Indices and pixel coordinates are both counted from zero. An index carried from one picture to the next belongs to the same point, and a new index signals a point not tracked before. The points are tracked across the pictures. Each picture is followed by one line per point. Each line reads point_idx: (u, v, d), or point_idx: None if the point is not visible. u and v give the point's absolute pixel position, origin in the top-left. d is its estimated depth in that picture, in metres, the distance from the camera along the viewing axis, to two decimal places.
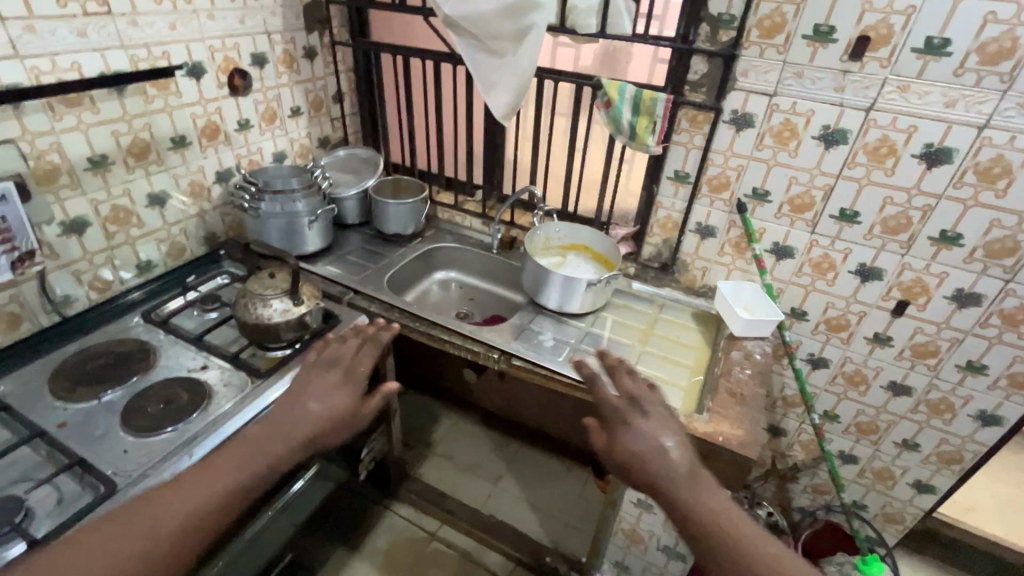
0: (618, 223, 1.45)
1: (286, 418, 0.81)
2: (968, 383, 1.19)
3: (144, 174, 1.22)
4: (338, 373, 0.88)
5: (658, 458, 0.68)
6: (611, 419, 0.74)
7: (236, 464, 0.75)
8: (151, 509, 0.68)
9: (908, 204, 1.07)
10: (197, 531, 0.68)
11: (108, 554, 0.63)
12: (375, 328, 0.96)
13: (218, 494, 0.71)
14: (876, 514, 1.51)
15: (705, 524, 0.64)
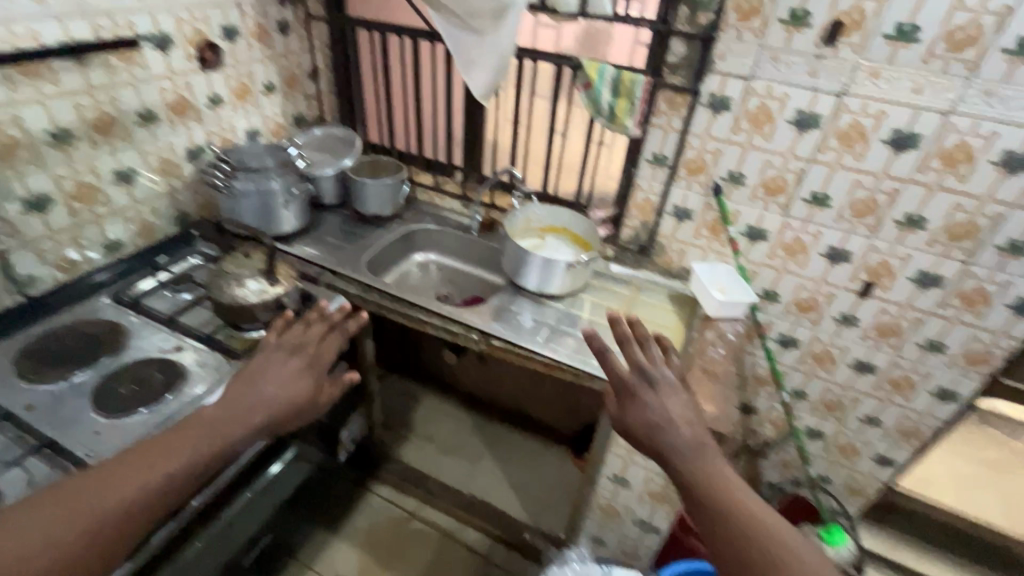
0: (597, 206, 1.46)
1: (246, 402, 0.81)
2: (928, 360, 1.25)
3: (110, 150, 1.18)
4: (302, 359, 0.90)
5: (665, 428, 0.72)
6: (620, 390, 0.77)
7: (187, 448, 0.72)
8: (83, 495, 0.63)
9: (876, 187, 1.10)
10: (137, 517, 0.65)
11: (35, 546, 0.58)
12: (341, 316, 1.00)
13: (163, 480, 0.68)
14: (840, 487, 1.57)
15: (701, 485, 0.67)
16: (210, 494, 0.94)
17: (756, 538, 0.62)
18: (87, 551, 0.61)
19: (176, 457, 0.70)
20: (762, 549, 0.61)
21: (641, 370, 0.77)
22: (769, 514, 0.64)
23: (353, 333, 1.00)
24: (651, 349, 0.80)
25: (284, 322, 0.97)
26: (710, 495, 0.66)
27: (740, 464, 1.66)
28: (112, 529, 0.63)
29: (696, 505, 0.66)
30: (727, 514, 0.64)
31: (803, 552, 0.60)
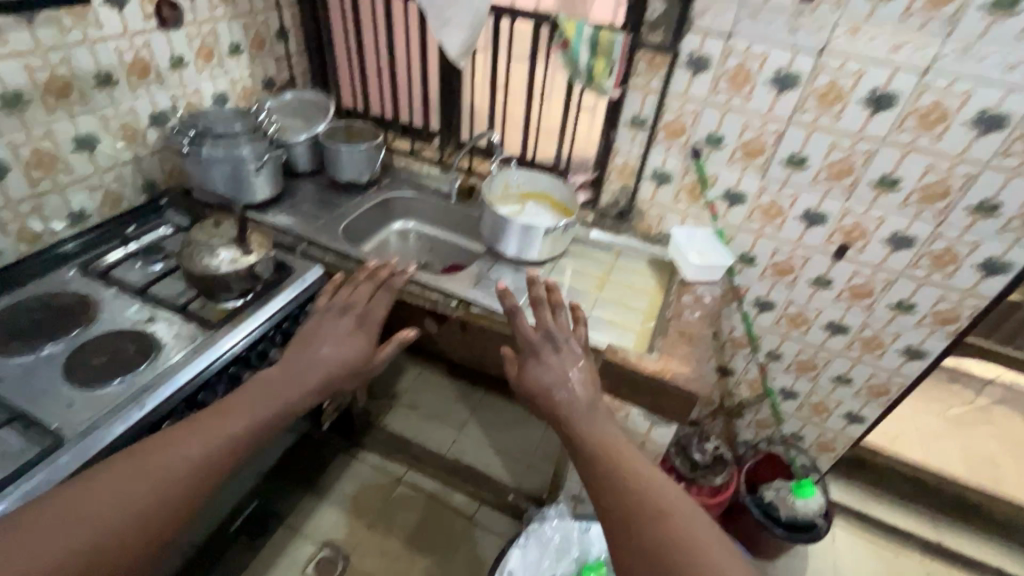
0: (577, 171, 1.44)
1: (302, 363, 0.86)
2: (898, 320, 1.28)
3: (67, 115, 1.13)
4: (351, 319, 0.95)
5: (563, 390, 0.79)
6: (525, 351, 0.86)
7: (250, 409, 0.76)
8: (161, 451, 0.67)
9: (852, 148, 1.10)
10: (211, 469, 0.68)
11: (124, 495, 0.62)
12: (386, 272, 1.02)
13: (231, 436, 0.71)
14: (812, 443, 1.63)
15: (596, 452, 0.69)
16: None
17: (632, 502, 0.62)
18: (170, 499, 0.64)
19: (242, 415, 0.75)
20: (630, 510, 0.61)
21: (548, 333, 0.87)
22: (658, 480, 0.65)
23: (397, 289, 1.02)
24: (561, 315, 0.90)
25: (332, 287, 1.02)
26: (602, 463, 0.68)
27: (717, 424, 1.71)
28: (193, 479, 0.66)
29: (591, 474, 0.68)
30: (614, 481, 0.65)
31: (678, 518, 0.60)
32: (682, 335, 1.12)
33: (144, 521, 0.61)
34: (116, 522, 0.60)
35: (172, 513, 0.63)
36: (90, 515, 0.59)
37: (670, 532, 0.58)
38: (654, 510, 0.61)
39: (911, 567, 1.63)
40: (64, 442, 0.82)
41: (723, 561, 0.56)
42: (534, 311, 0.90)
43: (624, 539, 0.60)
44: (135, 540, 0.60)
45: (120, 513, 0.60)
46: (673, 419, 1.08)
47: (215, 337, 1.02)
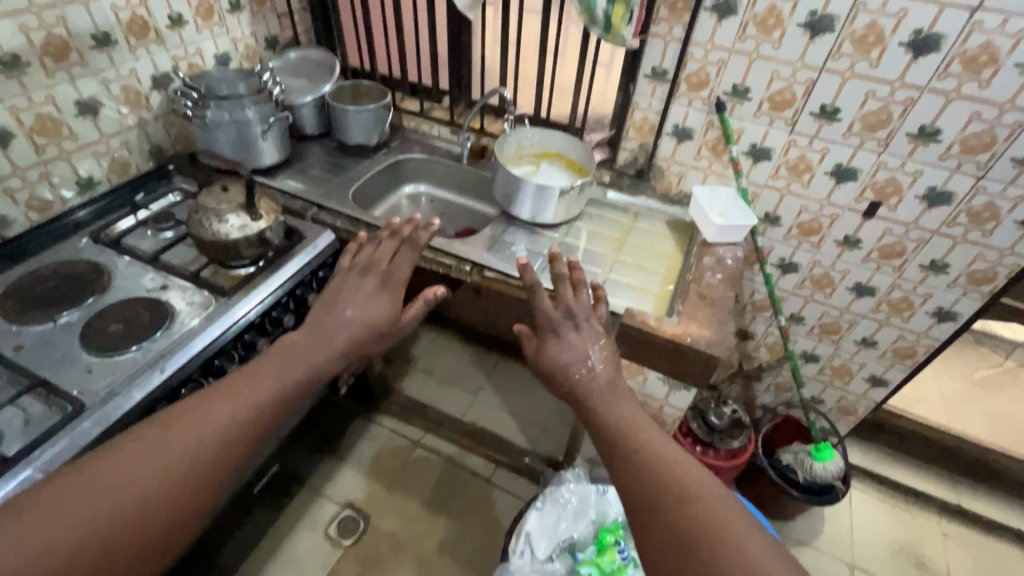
0: (593, 128, 1.38)
1: (325, 327, 0.82)
2: (929, 281, 1.23)
3: (67, 78, 1.10)
4: (374, 279, 0.91)
5: (582, 369, 0.77)
6: (543, 329, 0.85)
7: (273, 377, 0.73)
8: (185, 423, 0.64)
9: (889, 97, 1.03)
10: (237, 441, 0.66)
11: (148, 469, 0.60)
12: (410, 229, 0.99)
13: (255, 406, 0.69)
14: (832, 407, 1.61)
15: (618, 436, 0.67)
16: None
17: (656, 488, 0.59)
18: (196, 473, 0.62)
19: (267, 382, 0.72)
20: (659, 498, 0.58)
21: (568, 311, 0.85)
22: (683, 464, 0.61)
23: (421, 245, 0.98)
24: (583, 294, 0.88)
25: (356, 245, 0.98)
26: (623, 449, 0.65)
27: (735, 387, 1.70)
28: (218, 452, 0.64)
29: (612, 460, 0.65)
30: (636, 465, 0.62)
31: (704, 501, 0.56)
32: (703, 298, 1.08)
33: (171, 496, 0.59)
34: (143, 497, 0.58)
35: (199, 487, 0.61)
36: (115, 490, 0.57)
37: (695, 516, 0.55)
38: (679, 494, 0.58)
39: (929, 529, 1.63)
40: (85, 408, 0.83)
41: (753, 545, 0.53)
42: (554, 286, 0.88)
43: (648, 527, 0.57)
44: (164, 515, 0.59)
45: (146, 488, 0.59)
46: (692, 383, 1.05)
47: (229, 304, 1.01)
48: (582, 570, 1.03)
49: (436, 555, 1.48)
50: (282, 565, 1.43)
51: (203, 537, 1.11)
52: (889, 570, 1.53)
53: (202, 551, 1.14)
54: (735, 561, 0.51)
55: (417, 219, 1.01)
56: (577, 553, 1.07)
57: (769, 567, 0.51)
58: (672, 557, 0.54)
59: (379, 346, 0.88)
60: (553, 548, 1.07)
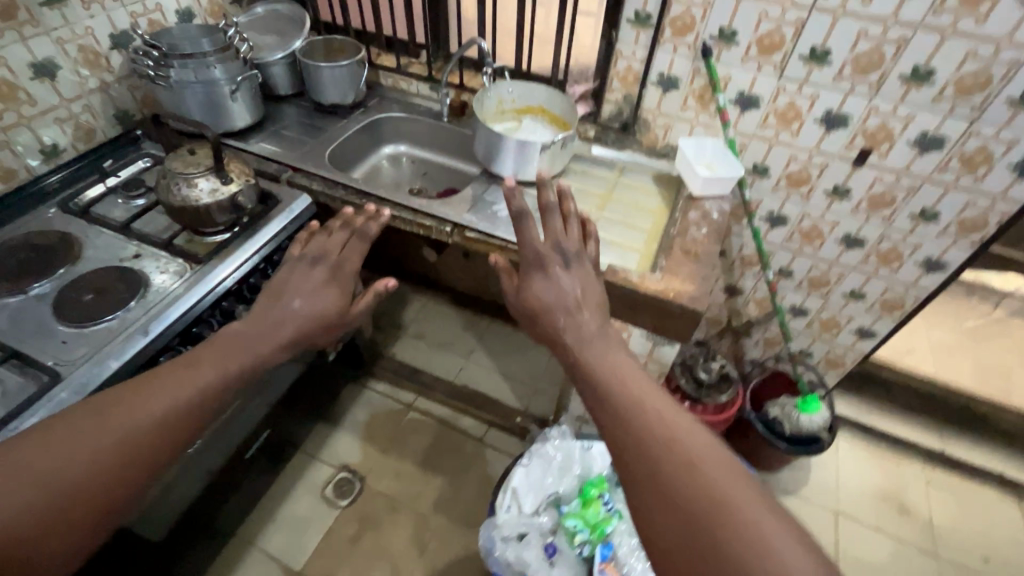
0: (576, 81, 1.33)
1: (271, 320, 0.79)
2: (919, 231, 1.20)
3: (18, 38, 1.04)
4: (323, 271, 0.87)
5: (567, 314, 0.73)
6: (529, 264, 0.81)
7: (217, 363, 0.71)
8: (108, 412, 0.62)
9: (882, 37, 0.98)
10: (170, 432, 0.64)
11: (72, 458, 0.58)
12: (362, 220, 0.96)
13: (187, 399, 0.66)
14: (820, 360, 1.61)
15: (611, 395, 0.62)
16: None
17: (657, 452, 0.56)
18: (124, 464, 0.60)
19: (209, 370, 0.70)
20: (660, 462, 0.55)
21: (556, 245, 0.81)
22: (681, 425, 0.58)
23: (372, 238, 0.95)
24: (570, 228, 0.85)
25: (306, 235, 0.94)
26: (618, 409, 0.60)
27: (724, 343, 1.70)
28: (149, 442, 0.62)
29: (606, 421, 0.60)
30: (633, 429, 0.58)
31: (708, 467, 0.54)
32: (687, 253, 1.06)
33: (96, 487, 0.58)
34: (64, 487, 0.56)
35: (117, 482, 0.59)
36: (36, 478, 0.56)
37: (697, 482, 0.53)
38: (681, 461, 0.55)
39: (912, 475, 1.67)
40: (61, 378, 0.82)
41: (759, 514, 0.50)
42: (543, 219, 0.84)
43: (646, 497, 0.54)
44: (85, 505, 0.57)
45: (69, 477, 0.57)
46: (677, 340, 1.04)
47: (205, 271, 1.00)
48: (567, 522, 1.05)
49: (430, 513, 1.52)
50: (281, 526, 1.46)
51: (195, 502, 1.12)
52: (873, 516, 1.57)
53: (198, 516, 1.16)
54: (744, 533, 0.49)
55: (369, 210, 0.97)
56: (563, 506, 1.11)
57: (778, 537, 0.49)
58: (677, 528, 0.51)
59: (329, 337, 0.88)
60: (540, 501, 1.10)
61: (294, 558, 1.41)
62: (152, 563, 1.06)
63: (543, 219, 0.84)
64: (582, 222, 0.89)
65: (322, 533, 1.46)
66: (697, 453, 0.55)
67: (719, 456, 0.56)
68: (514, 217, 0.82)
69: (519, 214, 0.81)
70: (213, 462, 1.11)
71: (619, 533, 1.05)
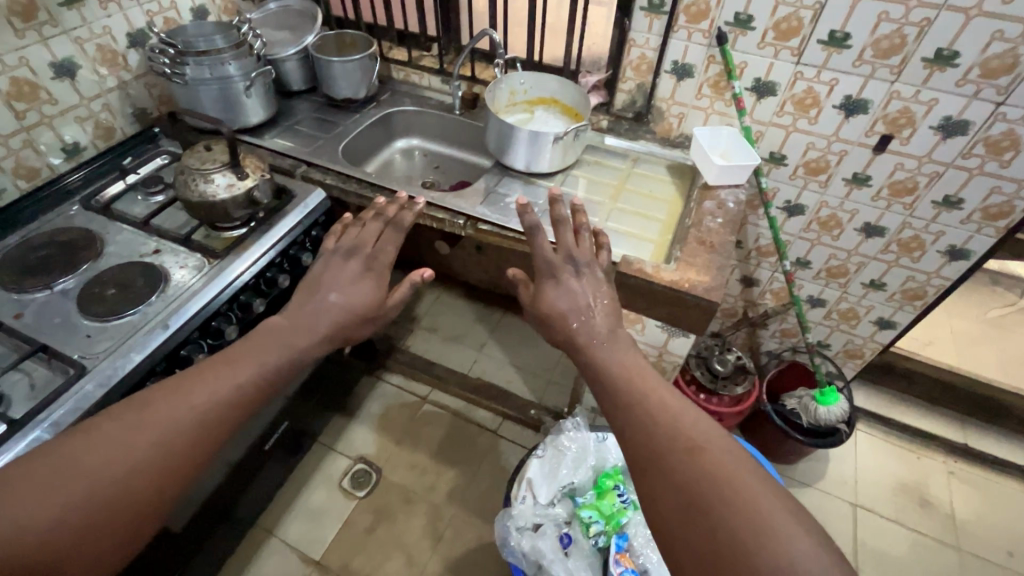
0: (589, 71, 1.31)
1: (306, 315, 0.79)
2: (942, 219, 1.17)
3: (39, 38, 1.06)
4: (359, 263, 0.88)
5: (578, 319, 0.75)
6: (542, 274, 0.82)
7: (254, 359, 0.72)
8: (145, 417, 0.63)
9: (904, 19, 0.95)
10: (208, 433, 0.65)
11: (117, 457, 0.60)
12: (394, 210, 0.98)
13: (219, 403, 0.67)
14: (838, 351, 1.59)
15: (621, 390, 0.65)
16: None
17: (663, 440, 0.58)
18: (164, 464, 0.61)
19: (246, 366, 0.71)
20: (665, 449, 0.57)
21: (569, 255, 0.83)
22: (689, 416, 0.60)
23: (406, 227, 0.96)
24: (584, 237, 0.86)
25: (341, 227, 0.95)
26: (627, 402, 0.63)
27: (740, 335, 1.69)
28: (189, 442, 0.64)
29: (616, 414, 0.63)
30: (640, 421, 0.61)
31: (711, 454, 0.56)
32: (702, 243, 1.05)
33: (139, 486, 0.60)
34: (110, 485, 0.59)
35: (154, 488, 0.61)
36: (84, 476, 0.58)
37: (702, 468, 0.54)
38: (686, 448, 0.57)
39: (933, 468, 1.64)
40: (87, 371, 0.85)
41: (759, 497, 0.52)
42: (555, 230, 0.85)
43: (652, 482, 0.56)
44: (129, 503, 0.59)
45: (115, 476, 0.59)
46: (692, 331, 1.04)
47: (223, 265, 1.01)
48: (582, 512, 1.05)
49: (446, 503, 1.53)
50: (300, 516, 1.49)
51: (216, 491, 1.15)
52: (893, 509, 1.55)
53: (219, 504, 1.19)
54: (744, 514, 0.50)
55: (400, 200, 1.00)
56: (577, 498, 1.10)
57: (778, 520, 0.50)
58: (678, 509, 0.53)
59: (366, 331, 0.87)
60: (555, 492, 1.10)
61: (313, 548, 1.43)
62: (176, 550, 1.09)
63: (554, 233, 0.84)
64: (594, 233, 0.90)
65: (341, 523, 1.48)
66: (703, 442, 0.57)
67: (726, 445, 0.57)
68: (527, 232, 0.84)
69: (532, 226, 0.84)
70: (233, 452, 1.14)
71: (634, 524, 1.05)
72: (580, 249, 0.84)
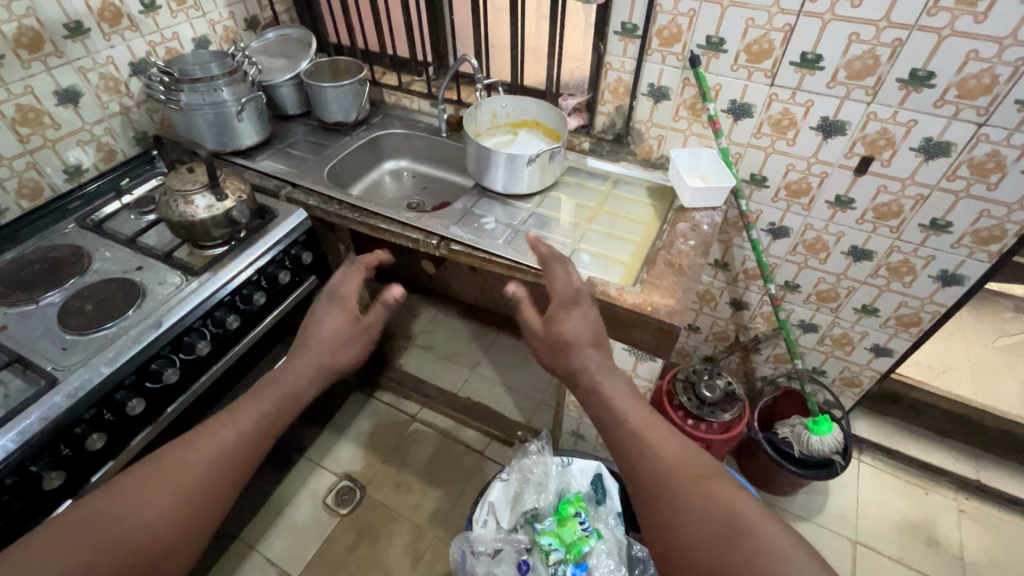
0: (571, 93, 1.33)
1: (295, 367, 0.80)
2: (931, 242, 1.13)
3: (44, 68, 1.14)
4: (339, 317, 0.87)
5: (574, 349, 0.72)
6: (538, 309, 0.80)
7: (250, 399, 0.75)
8: (164, 465, 0.66)
9: (875, 39, 0.93)
10: (220, 475, 0.67)
11: (139, 505, 0.62)
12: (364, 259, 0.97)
13: (217, 451, 0.68)
14: (835, 378, 1.53)
15: (618, 417, 0.66)
16: (186, 402, 1.06)
17: (668, 469, 0.60)
18: (186, 508, 0.63)
19: (250, 421, 0.73)
20: (670, 480, 0.60)
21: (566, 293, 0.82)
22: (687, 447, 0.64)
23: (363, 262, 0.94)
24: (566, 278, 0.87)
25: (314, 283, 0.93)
26: (626, 431, 0.65)
27: (733, 360, 1.64)
28: (200, 488, 0.65)
29: (619, 443, 0.65)
30: (643, 449, 0.63)
31: (712, 481, 0.59)
32: (671, 266, 1.04)
33: (164, 529, 0.61)
34: (135, 530, 0.60)
35: (180, 528, 0.62)
36: (111, 525, 0.60)
37: (706, 495, 0.57)
38: (689, 477, 0.60)
39: (942, 505, 1.55)
40: (58, 382, 0.88)
41: (757, 514, 0.55)
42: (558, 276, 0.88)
43: (660, 512, 0.58)
44: (154, 546, 0.60)
45: (140, 524, 0.61)
46: (660, 356, 1.01)
47: (206, 285, 1.04)
48: (541, 539, 1.01)
49: (427, 524, 1.52)
50: (282, 532, 1.50)
51: None
52: (896, 548, 1.46)
53: None
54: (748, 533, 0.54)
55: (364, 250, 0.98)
56: (538, 524, 1.06)
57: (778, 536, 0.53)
58: (688, 533, 0.56)
59: None
60: (517, 519, 1.07)
61: (293, 564, 1.43)
62: None
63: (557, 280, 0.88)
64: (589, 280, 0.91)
65: (322, 540, 1.48)
66: (704, 471, 0.60)
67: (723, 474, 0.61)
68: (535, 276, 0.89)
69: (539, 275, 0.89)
70: None
71: (597, 553, 1.00)
72: (567, 286, 0.83)
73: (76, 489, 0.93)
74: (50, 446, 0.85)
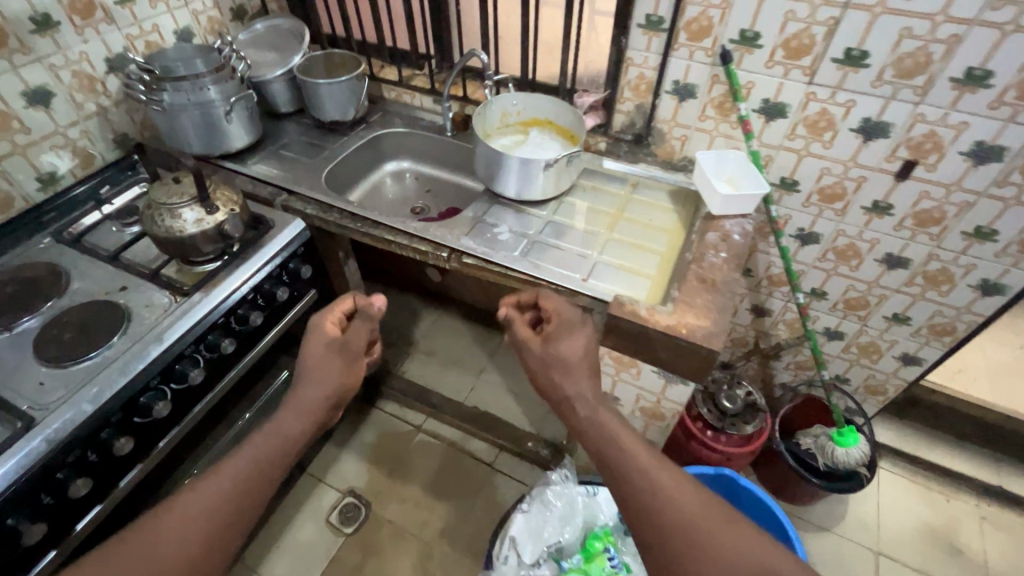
0: (587, 89, 1.23)
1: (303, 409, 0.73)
2: (973, 250, 1.06)
3: (9, 67, 1.03)
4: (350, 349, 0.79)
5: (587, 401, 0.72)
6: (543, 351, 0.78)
7: (247, 454, 0.68)
8: (154, 535, 0.59)
9: (930, 35, 0.86)
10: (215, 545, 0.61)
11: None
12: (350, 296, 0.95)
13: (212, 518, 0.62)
14: (858, 386, 1.47)
15: (637, 463, 0.65)
16: (178, 434, 0.98)
17: (693, 515, 0.61)
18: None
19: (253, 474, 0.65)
20: (695, 526, 0.60)
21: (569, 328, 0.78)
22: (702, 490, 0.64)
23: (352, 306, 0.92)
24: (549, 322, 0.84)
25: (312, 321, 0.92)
26: (649, 479, 0.64)
27: (751, 366, 1.58)
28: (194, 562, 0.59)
29: (641, 490, 0.63)
30: (668, 498, 0.62)
31: (731, 525, 0.60)
32: (703, 281, 0.96)
33: None
34: None
35: None
36: None
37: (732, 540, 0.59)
38: (714, 523, 0.60)
39: (963, 512, 1.52)
40: (36, 423, 0.79)
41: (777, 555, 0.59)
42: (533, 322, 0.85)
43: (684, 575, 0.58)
44: None
45: None
46: (693, 379, 0.94)
47: (195, 306, 0.95)
48: None
49: (436, 542, 1.46)
50: (284, 553, 1.43)
51: None
52: (918, 557, 1.43)
53: None
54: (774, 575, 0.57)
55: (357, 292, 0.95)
56: (563, 560, 1.03)
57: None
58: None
59: None
60: (540, 553, 1.02)
61: None
62: None
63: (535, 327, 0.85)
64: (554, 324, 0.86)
65: (326, 561, 1.42)
66: (723, 516, 0.61)
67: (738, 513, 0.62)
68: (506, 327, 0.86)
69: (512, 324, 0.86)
70: None
71: None
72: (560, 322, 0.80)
73: (60, 538, 0.85)
74: (28, 495, 0.77)
